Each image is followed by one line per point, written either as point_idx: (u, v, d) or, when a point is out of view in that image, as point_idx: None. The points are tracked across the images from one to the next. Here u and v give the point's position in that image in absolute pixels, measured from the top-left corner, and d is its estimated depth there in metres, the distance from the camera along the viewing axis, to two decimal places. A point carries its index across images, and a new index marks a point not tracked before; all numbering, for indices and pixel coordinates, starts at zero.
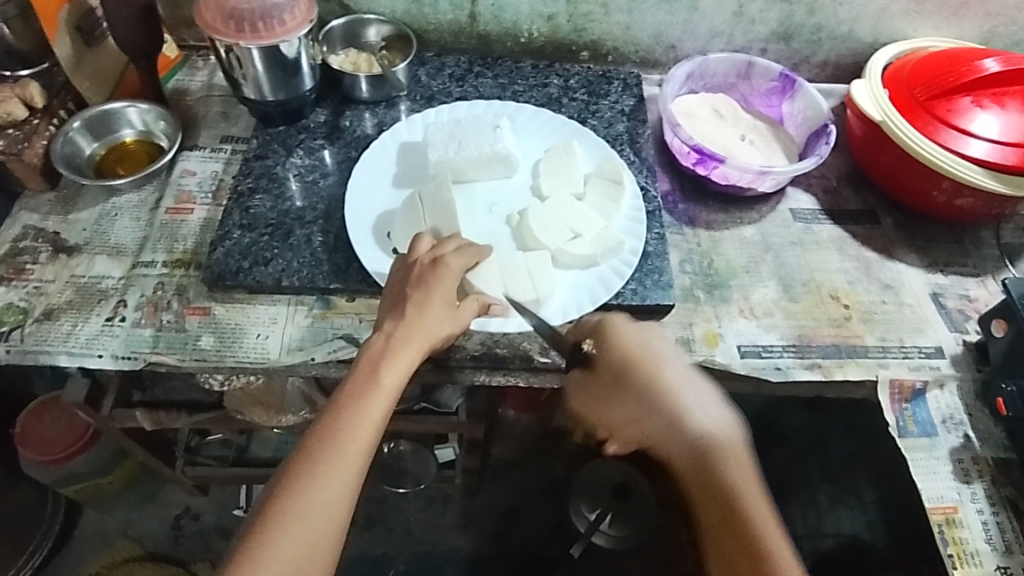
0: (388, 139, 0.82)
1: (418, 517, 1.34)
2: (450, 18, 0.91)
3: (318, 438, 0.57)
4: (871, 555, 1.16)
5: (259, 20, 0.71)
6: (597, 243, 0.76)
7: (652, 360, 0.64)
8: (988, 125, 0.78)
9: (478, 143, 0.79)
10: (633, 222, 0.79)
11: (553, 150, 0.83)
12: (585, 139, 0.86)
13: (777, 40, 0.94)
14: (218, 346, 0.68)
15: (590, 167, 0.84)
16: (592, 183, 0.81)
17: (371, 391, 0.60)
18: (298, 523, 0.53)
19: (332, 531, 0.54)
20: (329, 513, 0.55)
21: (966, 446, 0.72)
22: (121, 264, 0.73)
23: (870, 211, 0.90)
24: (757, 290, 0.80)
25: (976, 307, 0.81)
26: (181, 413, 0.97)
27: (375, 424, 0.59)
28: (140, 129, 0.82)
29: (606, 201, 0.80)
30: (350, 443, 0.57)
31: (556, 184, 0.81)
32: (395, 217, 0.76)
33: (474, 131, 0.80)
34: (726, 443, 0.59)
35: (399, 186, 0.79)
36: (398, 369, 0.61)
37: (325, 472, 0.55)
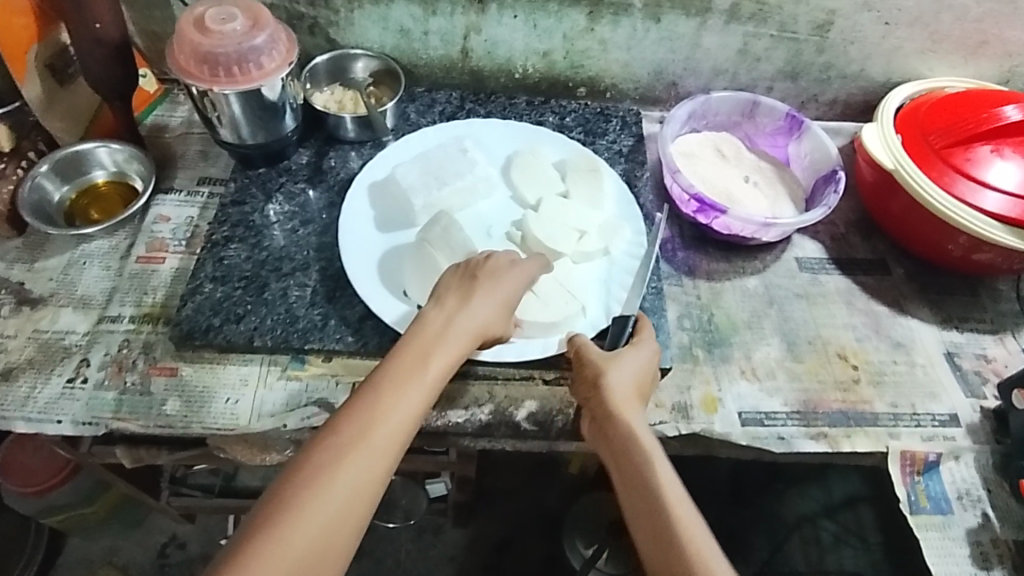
0: (362, 185, 0.78)
1: (409, 548, 1.29)
2: (441, 53, 0.87)
3: (349, 422, 0.52)
4: None
5: (234, 64, 0.67)
6: (604, 238, 0.76)
7: (631, 371, 0.62)
8: (1009, 177, 0.74)
9: (456, 172, 0.77)
10: (626, 206, 0.80)
11: (523, 155, 0.81)
12: (548, 139, 0.85)
13: (785, 78, 0.90)
14: (185, 411, 0.64)
15: (561, 162, 0.83)
16: (573, 177, 0.80)
17: (411, 378, 0.55)
18: (309, 514, 0.47)
19: (349, 526, 0.48)
20: (349, 505, 0.49)
21: (984, 526, 0.67)
22: (87, 318, 0.69)
23: (880, 261, 0.85)
24: (760, 348, 0.75)
25: (993, 368, 0.77)
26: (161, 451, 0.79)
27: (411, 416, 0.54)
28: (113, 170, 0.79)
29: (592, 192, 0.79)
30: (384, 432, 0.52)
31: (539, 192, 0.79)
32: (391, 273, 0.71)
33: (448, 162, 0.77)
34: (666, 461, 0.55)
35: (383, 233, 0.74)
36: (444, 358, 0.58)
37: (352, 457, 0.50)
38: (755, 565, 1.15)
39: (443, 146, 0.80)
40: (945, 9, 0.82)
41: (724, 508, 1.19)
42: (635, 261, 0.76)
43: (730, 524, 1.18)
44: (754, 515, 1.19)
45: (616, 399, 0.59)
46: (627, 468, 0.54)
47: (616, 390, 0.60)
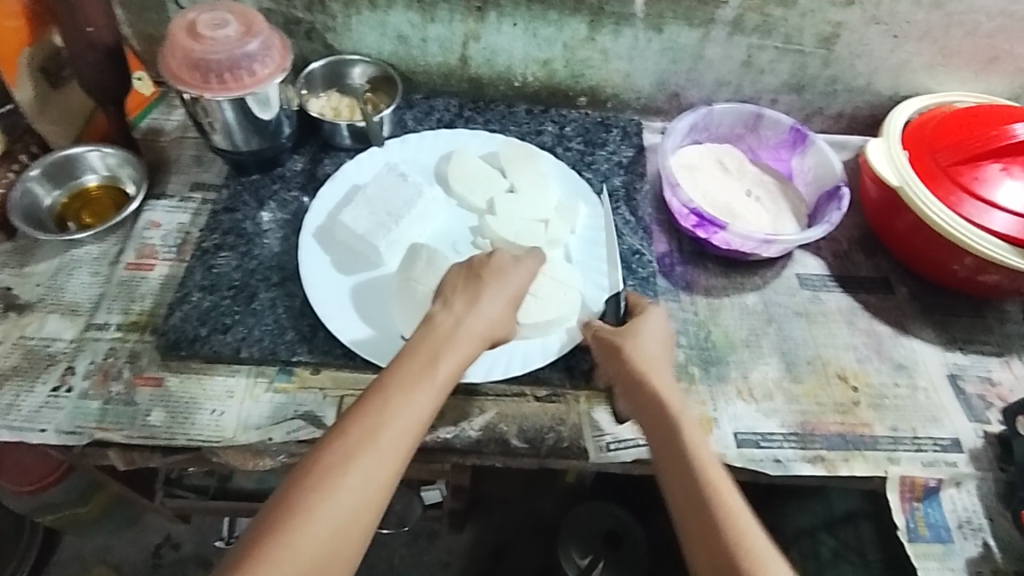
0: (309, 236, 0.73)
1: (402, 554, 1.28)
2: (439, 60, 0.86)
3: (358, 424, 0.52)
4: None
5: (226, 71, 0.66)
6: (566, 219, 0.77)
7: (657, 343, 0.64)
8: (1017, 197, 0.72)
9: (402, 201, 0.73)
10: (573, 185, 0.81)
11: (453, 162, 0.79)
12: (469, 139, 0.84)
13: (789, 90, 0.88)
14: (169, 422, 0.63)
15: (494, 156, 0.82)
16: (511, 168, 0.79)
17: (422, 380, 0.55)
18: (318, 516, 0.47)
19: (355, 529, 0.49)
20: (354, 509, 0.49)
21: (985, 556, 0.65)
22: (74, 325, 0.69)
23: (884, 279, 0.83)
24: (758, 367, 0.74)
25: (998, 392, 0.75)
26: None
27: (422, 418, 0.54)
28: (105, 174, 0.78)
29: (538, 178, 0.79)
30: (390, 436, 0.52)
31: (485, 193, 0.77)
32: (365, 310, 0.68)
33: (390, 193, 0.73)
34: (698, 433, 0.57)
35: (348, 275, 0.70)
36: (452, 363, 0.57)
37: (361, 459, 0.50)
38: None
39: (380, 175, 0.75)
40: (955, 24, 0.80)
41: None
42: (598, 234, 0.77)
43: None
44: None
45: (648, 368, 0.61)
46: (664, 436, 0.57)
47: (649, 359, 0.62)
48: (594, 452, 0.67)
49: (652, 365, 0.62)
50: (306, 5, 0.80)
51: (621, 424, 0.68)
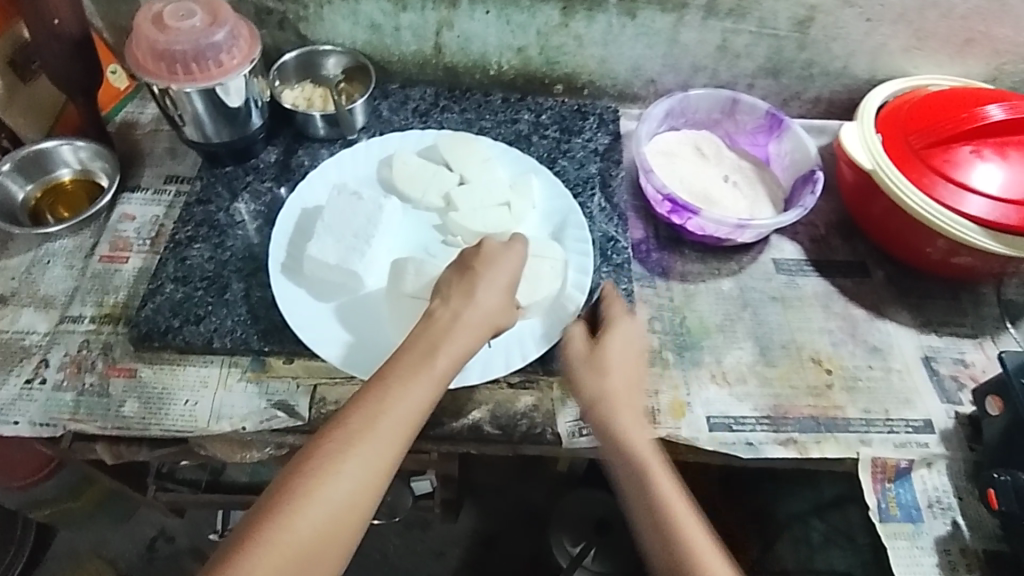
0: (277, 273, 0.69)
1: (395, 544, 1.29)
2: (414, 49, 0.85)
3: (357, 414, 0.53)
4: None
5: (192, 61, 0.66)
6: (525, 196, 0.77)
7: (631, 369, 0.64)
8: (988, 179, 0.72)
9: (364, 219, 0.69)
10: (520, 162, 0.81)
11: (396, 168, 0.77)
12: (401, 141, 0.81)
13: (766, 75, 0.88)
14: (142, 413, 0.64)
15: (436, 153, 0.80)
16: (455, 161, 0.78)
17: (420, 371, 0.56)
18: (313, 503, 0.50)
19: (348, 519, 0.50)
20: (349, 498, 0.51)
21: (953, 535, 0.66)
22: (48, 318, 0.69)
23: (860, 263, 0.83)
24: (732, 352, 0.74)
25: (971, 374, 0.75)
26: None
27: (420, 408, 0.55)
28: (78, 168, 0.78)
29: (481, 162, 0.78)
30: (388, 426, 0.53)
31: (438, 189, 0.76)
32: (351, 330, 0.67)
33: (350, 215, 0.70)
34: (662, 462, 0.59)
35: (328, 302, 0.68)
36: (452, 357, 0.58)
37: (359, 447, 0.52)
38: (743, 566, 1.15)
39: (333, 196, 0.71)
40: (929, 6, 0.79)
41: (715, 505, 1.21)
42: (560, 202, 0.78)
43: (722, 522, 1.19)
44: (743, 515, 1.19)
45: (623, 403, 0.61)
46: (638, 480, 0.57)
47: (622, 392, 0.62)
48: (565, 438, 0.67)
49: (627, 398, 0.62)
50: None
51: None
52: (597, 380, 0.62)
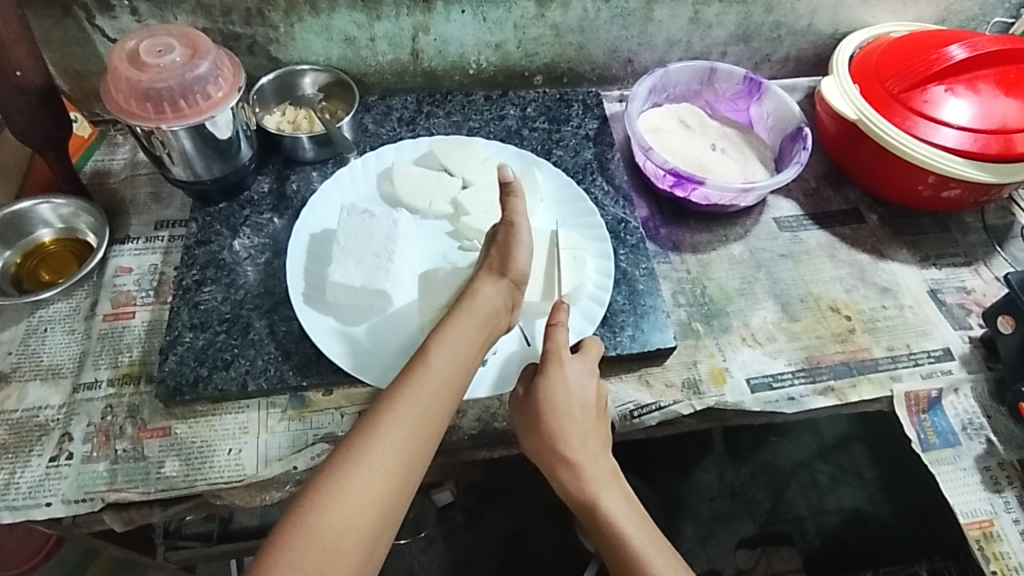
0: (301, 304, 0.67)
1: (421, 561, 1.21)
2: (390, 58, 0.84)
3: (370, 415, 0.53)
4: (875, 527, 1.15)
5: (179, 97, 0.63)
6: (531, 190, 0.77)
7: (572, 405, 0.60)
8: (965, 113, 0.76)
9: (382, 236, 0.67)
10: (520, 157, 0.81)
11: (397, 181, 0.75)
12: (397, 153, 0.80)
13: (737, 41, 0.90)
14: (185, 471, 0.61)
15: (434, 158, 0.79)
16: (456, 165, 0.77)
17: (420, 369, 0.55)
18: (336, 504, 0.48)
19: (369, 518, 0.49)
20: (368, 497, 0.49)
21: (990, 451, 0.69)
22: (60, 389, 0.64)
23: (854, 210, 0.87)
24: (756, 313, 0.76)
25: (975, 299, 0.79)
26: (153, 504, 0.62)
27: (427, 407, 0.53)
28: (60, 226, 0.74)
29: (482, 162, 0.78)
30: (402, 419, 0.52)
31: (444, 196, 0.75)
32: (390, 349, 0.65)
33: (366, 233, 0.68)
34: (621, 497, 0.60)
35: (359, 325, 0.67)
36: (452, 349, 0.56)
37: (369, 454, 0.50)
38: (761, 517, 1.18)
39: (343, 216, 0.69)
40: None
41: (722, 467, 1.22)
42: (564, 191, 0.78)
43: (731, 482, 1.21)
44: (753, 469, 1.22)
45: (563, 452, 0.60)
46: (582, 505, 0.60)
47: (562, 435, 0.60)
48: (620, 421, 0.67)
49: (568, 443, 0.60)
50: (245, 19, 0.76)
51: (639, 390, 0.69)
52: (532, 433, 0.61)
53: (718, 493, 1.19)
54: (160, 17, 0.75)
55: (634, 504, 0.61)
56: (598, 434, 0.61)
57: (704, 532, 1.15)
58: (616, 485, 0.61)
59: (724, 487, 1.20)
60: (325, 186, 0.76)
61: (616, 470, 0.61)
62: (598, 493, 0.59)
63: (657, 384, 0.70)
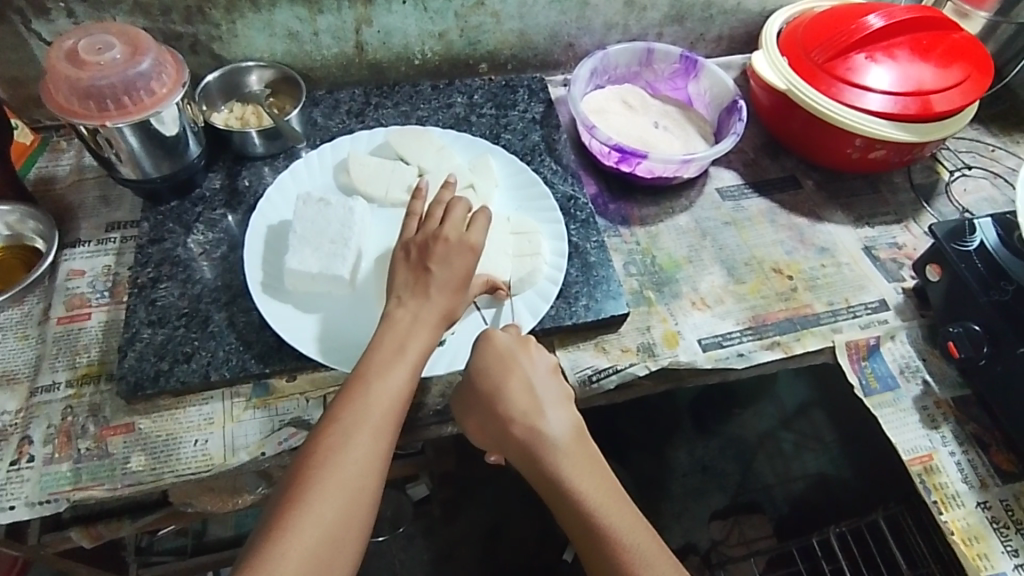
0: (259, 294, 0.68)
1: (401, 558, 1.22)
2: (335, 52, 0.85)
3: (348, 414, 0.56)
4: (838, 487, 1.20)
5: (122, 94, 0.63)
6: (486, 176, 0.78)
7: (515, 367, 0.63)
8: (883, 78, 0.80)
9: (339, 224, 0.68)
10: (475, 146, 0.83)
11: (353, 171, 0.77)
12: (352, 144, 0.81)
13: (671, 22, 0.94)
14: (152, 465, 0.61)
15: (391, 149, 0.81)
16: (413, 155, 0.79)
17: (396, 360, 0.59)
18: (331, 487, 0.53)
19: (366, 509, 0.54)
20: (365, 490, 0.54)
21: (927, 391, 0.74)
22: (16, 394, 0.64)
23: (790, 177, 0.91)
24: (705, 278, 0.79)
25: (906, 253, 0.84)
26: (123, 522, 0.71)
27: (402, 390, 0.58)
28: (6, 234, 0.72)
29: (438, 150, 0.79)
30: (379, 414, 0.57)
31: (401, 184, 0.76)
32: (351, 334, 0.67)
33: (323, 220, 0.69)
34: (581, 460, 0.61)
35: (321, 311, 0.68)
36: (423, 340, 0.61)
37: (357, 439, 0.55)
38: (731, 489, 1.22)
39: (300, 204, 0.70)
40: None
41: (691, 443, 1.26)
42: (518, 175, 0.81)
43: (701, 456, 1.25)
44: (720, 442, 1.27)
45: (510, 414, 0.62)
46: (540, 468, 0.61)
47: (506, 401, 0.62)
48: (579, 386, 0.70)
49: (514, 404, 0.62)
50: (185, 17, 0.77)
51: (596, 356, 0.72)
52: (475, 400, 0.63)
53: (687, 468, 1.23)
54: (97, 18, 0.75)
55: (595, 465, 0.61)
56: (556, 398, 0.63)
57: (678, 507, 1.20)
58: (575, 445, 0.61)
59: (694, 462, 1.25)
60: (280, 178, 0.77)
61: (576, 433, 0.62)
62: (553, 456, 0.60)
63: (613, 349, 0.73)
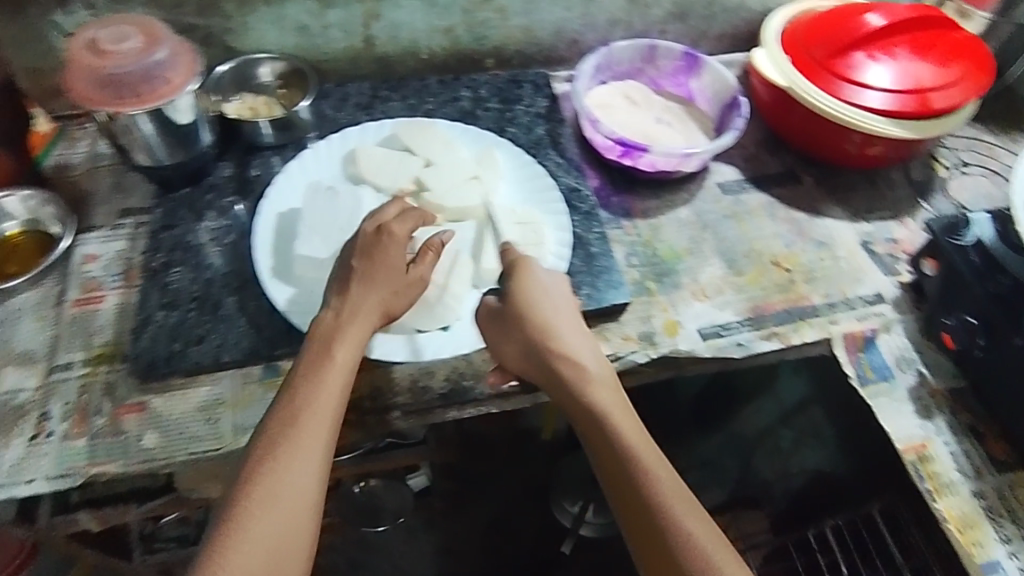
0: (269, 279, 0.69)
1: (402, 550, 1.23)
2: (344, 45, 0.87)
3: (277, 421, 0.56)
4: None
5: (139, 83, 0.65)
6: (492, 168, 0.80)
7: (554, 298, 0.67)
8: (881, 75, 0.82)
9: (347, 213, 0.72)
10: (480, 139, 0.84)
11: (361, 161, 0.78)
12: (360, 136, 0.82)
13: (674, 19, 0.96)
14: (164, 443, 0.62)
15: (398, 140, 0.82)
16: (420, 146, 0.80)
17: (325, 368, 0.59)
18: (267, 501, 0.53)
19: (308, 515, 0.54)
20: (303, 491, 0.54)
21: (922, 382, 0.75)
22: (34, 373, 0.66)
23: (790, 172, 0.93)
24: (704, 269, 0.81)
25: (903, 248, 0.86)
26: (128, 506, 0.76)
27: (335, 398, 0.58)
28: (25, 218, 0.74)
29: (445, 143, 0.81)
30: (313, 423, 0.56)
31: (408, 175, 0.78)
32: None
33: (331, 211, 0.72)
34: (611, 390, 0.63)
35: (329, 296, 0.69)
36: (352, 346, 0.61)
37: (289, 453, 0.55)
38: (729, 486, 1.27)
39: (313, 194, 0.74)
40: None
41: (692, 440, 1.29)
42: (523, 167, 0.82)
43: (700, 452, 1.28)
44: (721, 439, 1.28)
45: (559, 359, 0.64)
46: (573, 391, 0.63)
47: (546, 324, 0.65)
48: None
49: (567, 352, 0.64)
50: (199, 9, 0.79)
51: (597, 343, 0.74)
52: (521, 346, 0.65)
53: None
54: (114, 10, 0.77)
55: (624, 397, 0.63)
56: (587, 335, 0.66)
57: None
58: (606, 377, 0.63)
59: (694, 458, 1.28)
60: (289, 167, 0.78)
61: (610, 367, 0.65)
62: (586, 380, 0.63)
63: (614, 337, 0.74)
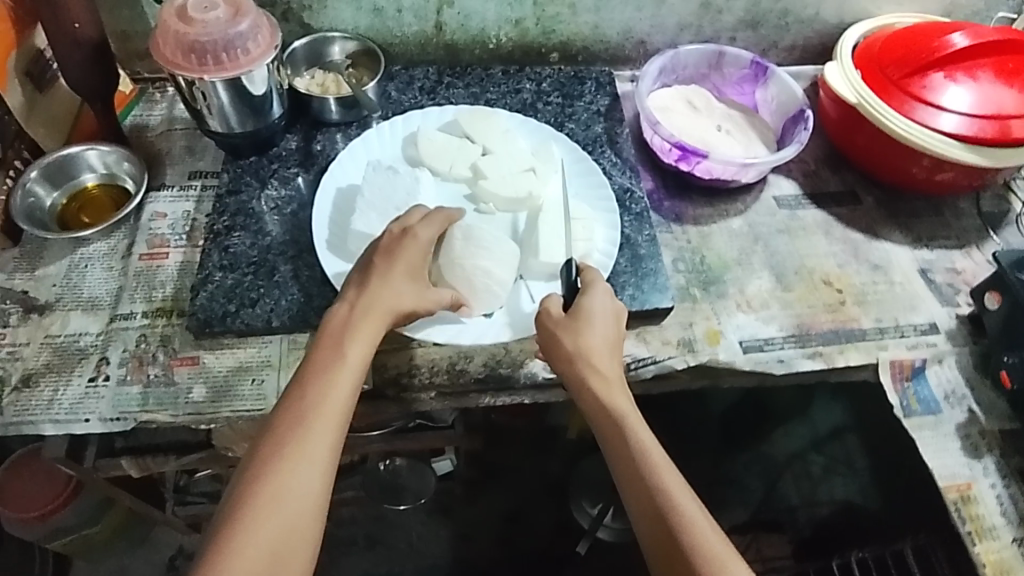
0: (324, 251, 0.72)
1: (420, 531, 1.25)
2: (415, 30, 0.88)
3: (285, 419, 0.56)
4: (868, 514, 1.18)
5: (221, 51, 0.68)
6: (547, 161, 0.81)
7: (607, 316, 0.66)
8: (959, 99, 0.79)
9: (404, 193, 0.74)
10: (539, 131, 0.85)
11: (421, 145, 0.80)
12: (422, 119, 0.84)
13: (745, 27, 0.94)
14: (212, 398, 0.65)
15: (458, 127, 0.84)
16: (478, 134, 0.82)
17: (335, 367, 0.59)
18: (271, 500, 0.52)
19: (310, 516, 0.53)
20: (306, 492, 0.53)
21: (972, 420, 0.73)
22: (98, 319, 0.69)
23: (851, 191, 0.90)
24: (752, 281, 0.80)
25: (964, 279, 0.83)
26: (170, 457, 0.79)
27: (343, 399, 0.58)
28: (103, 172, 0.78)
29: (502, 133, 0.82)
30: (321, 423, 0.56)
31: (464, 161, 0.79)
32: None
33: (389, 188, 0.74)
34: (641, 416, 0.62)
35: None
36: (364, 343, 0.61)
37: (294, 452, 0.54)
38: (753, 505, 1.22)
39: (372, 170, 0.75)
40: None
41: (718, 456, 1.25)
42: (578, 163, 0.83)
43: (725, 469, 1.25)
44: (748, 458, 1.25)
45: (592, 371, 0.63)
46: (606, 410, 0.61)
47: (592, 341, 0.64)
48: None
49: (589, 355, 0.63)
50: None
51: (636, 345, 0.74)
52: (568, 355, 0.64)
53: (711, 480, 1.24)
54: None
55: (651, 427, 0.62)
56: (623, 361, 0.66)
57: None
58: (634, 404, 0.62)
59: (716, 473, 1.24)
60: (351, 144, 0.81)
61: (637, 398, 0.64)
62: (620, 402, 0.61)
63: (654, 340, 0.74)
